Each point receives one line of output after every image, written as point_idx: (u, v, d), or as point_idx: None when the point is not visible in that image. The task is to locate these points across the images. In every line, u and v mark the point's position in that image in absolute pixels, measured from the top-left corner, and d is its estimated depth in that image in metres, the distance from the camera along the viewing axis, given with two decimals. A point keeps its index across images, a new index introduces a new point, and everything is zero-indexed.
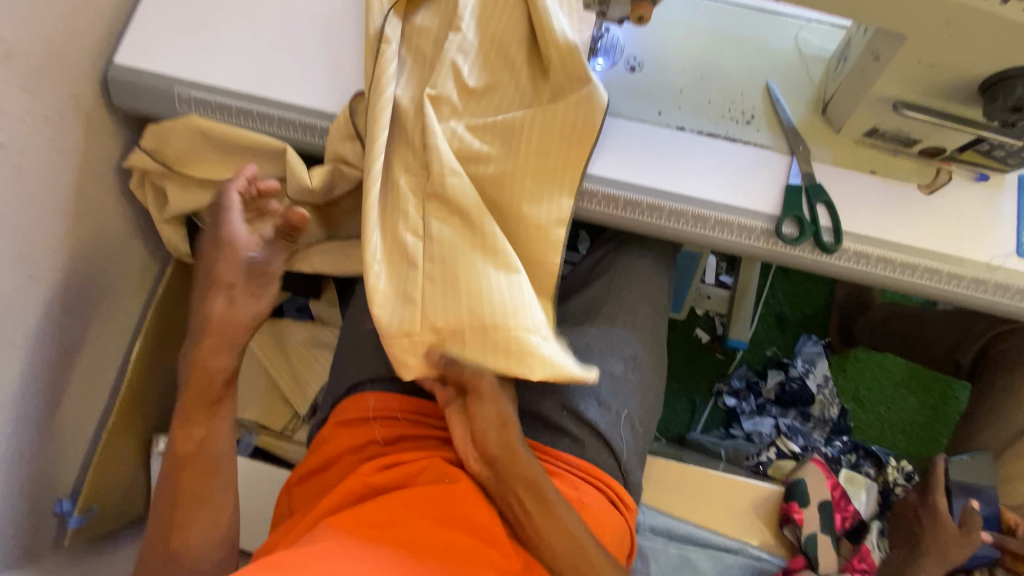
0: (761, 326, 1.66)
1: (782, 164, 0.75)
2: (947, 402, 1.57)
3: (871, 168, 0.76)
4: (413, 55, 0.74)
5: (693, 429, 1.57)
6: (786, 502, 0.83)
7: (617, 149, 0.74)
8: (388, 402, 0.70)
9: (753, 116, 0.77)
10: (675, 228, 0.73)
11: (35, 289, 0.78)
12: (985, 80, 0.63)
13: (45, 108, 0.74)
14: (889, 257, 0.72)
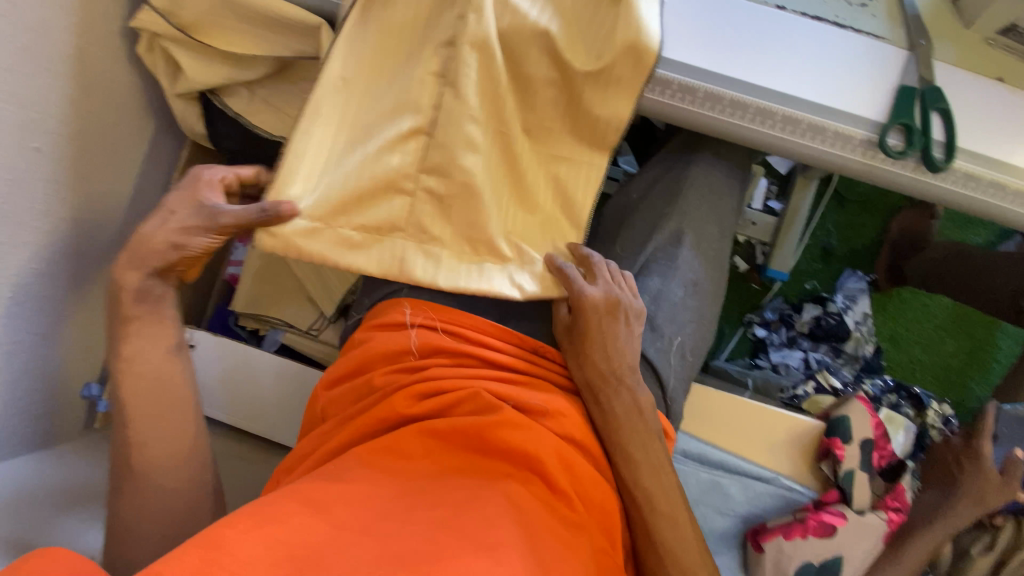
0: (804, 258, 1.56)
1: (897, 60, 0.63)
2: (986, 347, 1.50)
3: (1000, 75, 0.64)
4: None
5: (717, 357, 1.53)
6: (827, 437, 0.81)
7: (701, 29, 0.62)
8: (424, 311, 0.63)
9: (869, 0, 0.65)
10: (760, 131, 0.62)
11: (42, 161, 0.71)
12: None
13: None
14: (1002, 182, 0.62)
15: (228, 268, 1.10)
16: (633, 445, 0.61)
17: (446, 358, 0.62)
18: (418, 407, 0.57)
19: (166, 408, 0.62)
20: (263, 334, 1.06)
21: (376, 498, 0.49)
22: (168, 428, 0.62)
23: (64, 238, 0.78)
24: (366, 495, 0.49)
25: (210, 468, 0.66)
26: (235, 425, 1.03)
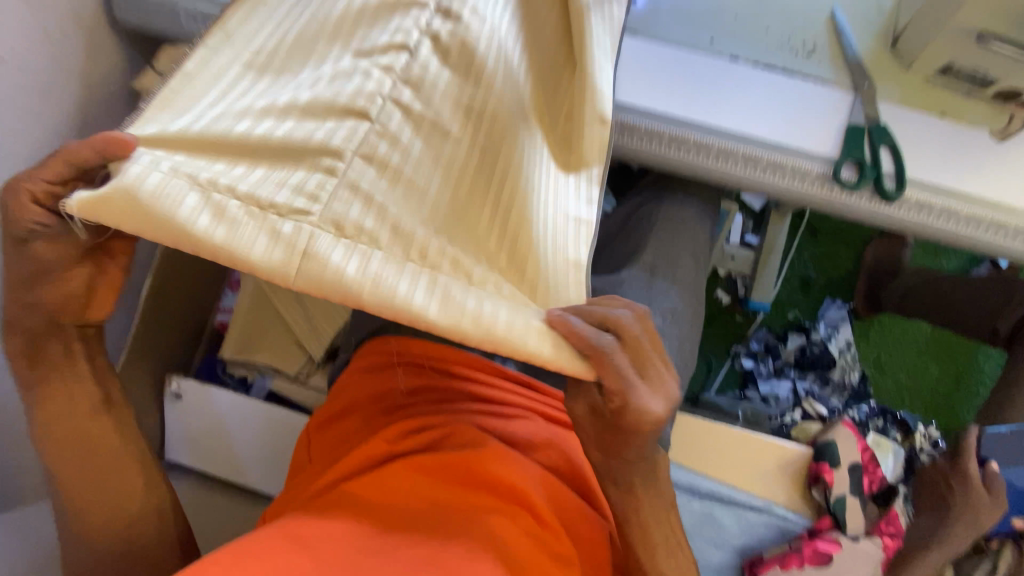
0: (784, 289, 1.61)
1: (844, 102, 0.68)
2: (969, 371, 1.53)
3: (940, 111, 0.69)
4: None
5: (707, 389, 1.54)
6: (815, 461, 0.82)
7: (662, 80, 0.68)
8: (412, 348, 0.65)
9: (815, 48, 0.70)
10: (724, 170, 0.67)
11: None
12: None
13: (44, 17, 0.67)
14: (952, 208, 0.66)
15: (218, 316, 1.10)
16: (637, 495, 0.55)
17: (433, 395, 0.63)
18: (403, 443, 0.57)
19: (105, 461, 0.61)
20: (250, 381, 1.06)
21: (360, 537, 0.48)
22: (113, 484, 0.61)
23: None
24: (351, 531, 0.48)
25: (171, 516, 0.66)
26: (219, 477, 1.02)
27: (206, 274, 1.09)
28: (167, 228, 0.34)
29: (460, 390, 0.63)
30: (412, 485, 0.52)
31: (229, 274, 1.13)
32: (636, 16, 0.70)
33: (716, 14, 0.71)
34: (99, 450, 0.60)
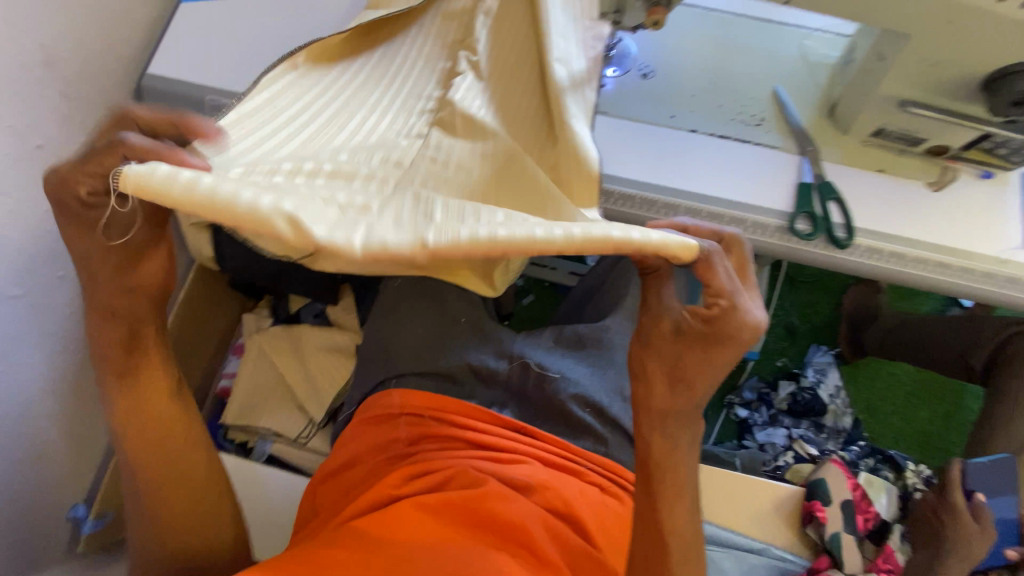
0: (770, 337, 1.66)
1: (793, 163, 0.77)
2: (958, 410, 1.56)
3: (879, 167, 0.78)
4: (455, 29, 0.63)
5: (705, 442, 1.55)
6: (808, 500, 0.84)
7: (631, 150, 0.77)
8: (412, 399, 0.70)
9: (763, 119, 0.80)
10: (691, 225, 0.75)
11: (64, 289, 0.79)
12: (988, 77, 0.64)
13: (79, 111, 0.76)
14: (899, 252, 0.74)
15: (220, 381, 1.13)
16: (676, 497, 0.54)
17: (434, 442, 0.66)
18: (409, 486, 0.60)
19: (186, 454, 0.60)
20: (251, 446, 1.07)
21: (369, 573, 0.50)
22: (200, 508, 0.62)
23: (71, 357, 0.83)
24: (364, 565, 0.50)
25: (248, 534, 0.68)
26: None
27: (212, 341, 1.14)
28: (209, 206, 0.29)
29: (460, 436, 0.66)
30: (419, 525, 0.55)
31: (233, 339, 1.17)
32: (605, 97, 0.80)
33: (674, 92, 0.81)
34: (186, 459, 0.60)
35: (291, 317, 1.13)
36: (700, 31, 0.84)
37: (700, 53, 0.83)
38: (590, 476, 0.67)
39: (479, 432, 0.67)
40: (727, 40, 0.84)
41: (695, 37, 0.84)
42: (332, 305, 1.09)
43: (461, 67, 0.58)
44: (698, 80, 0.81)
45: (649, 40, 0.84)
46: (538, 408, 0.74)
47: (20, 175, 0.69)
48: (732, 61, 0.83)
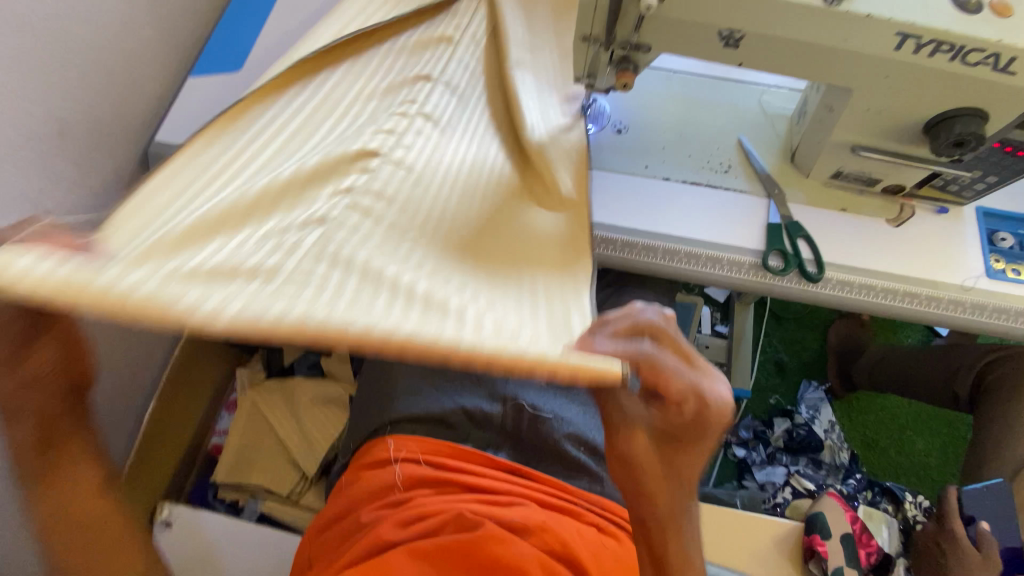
0: (761, 374, 1.68)
1: (760, 206, 0.82)
2: (956, 442, 1.57)
3: (841, 207, 0.84)
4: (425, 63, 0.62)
5: (705, 484, 1.53)
6: (808, 534, 0.84)
7: (610, 198, 0.82)
8: (407, 445, 0.71)
9: (730, 166, 0.86)
10: (670, 265, 0.79)
11: None
12: (928, 121, 0.71)
13: (88, 177, 0.80)
14: (869, 284, 0.78)
15: (212, 438, 1.13)
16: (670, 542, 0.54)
17: (429, 487, 0.67)
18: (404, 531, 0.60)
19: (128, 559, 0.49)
20: (243, 504, 1.06)
21: None
22: None
23: None
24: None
25: None
26: None
27: (205, 398, 1.13)
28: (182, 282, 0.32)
29: (454, 480, 0.67)
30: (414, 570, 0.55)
31: (225, 394, 1.17)
32: None
33: (646, 145, 0.87)
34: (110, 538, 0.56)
35: (284, 369, 1.13)
36: (668, 90, 0.92)
37: (669, 110, 0.90)
38: (586, 516, 0.67)
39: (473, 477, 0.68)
40: (692, 98, 0.91)
41: (664, 96, 0.91)
42: (326, 357, 1.10)
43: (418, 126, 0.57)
44: (667, 133, 0.88)
45: (620, 99, 0.91)
46: (532, 449, 0.75)
47: None
48: (698, 116, 0.90)
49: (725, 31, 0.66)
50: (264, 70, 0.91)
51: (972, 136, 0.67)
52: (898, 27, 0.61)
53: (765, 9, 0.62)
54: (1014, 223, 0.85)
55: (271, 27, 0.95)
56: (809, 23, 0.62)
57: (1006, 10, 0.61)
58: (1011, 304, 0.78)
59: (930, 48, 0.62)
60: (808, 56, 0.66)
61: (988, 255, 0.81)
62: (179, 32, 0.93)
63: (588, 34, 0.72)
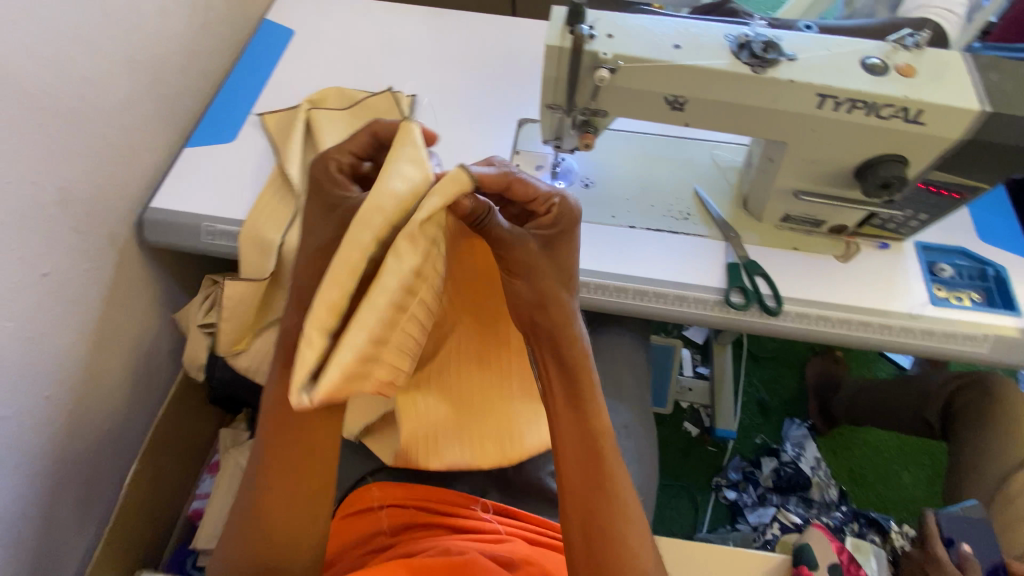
0: (745, 414, 1.70)
1: (719, 248, 0.89)
2: (941, 473, 1.59)
3: (793, 246, 0.91)
4: None
5: (700, 529, 1.51)
6: (796, 566, 0.84)
7: (580, 246, 0.88)
8: (393, 491, 0.74)
9: (689, 213, 0.93)
10: (641, 305, 0.86)
11: (49, 409, 0.81)
12: (857, 167, 0.79)
13: (85, 242, 0.83)
14: (825, 314, 0.85)
15: (193, 502, 1.11)
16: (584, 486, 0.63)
17: (416, 530, 0.71)
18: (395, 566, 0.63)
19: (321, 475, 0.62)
20: None
21: None
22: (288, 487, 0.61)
23: (46, 482, 0.82)
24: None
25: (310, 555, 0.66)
26: None
27: (188, 459, 1.12)
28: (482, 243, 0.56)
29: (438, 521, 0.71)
30: None
31: (207, 457, 1.16)
32: None
33: (610, 198, 0.95)
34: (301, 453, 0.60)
35: None
36: (628, 148, 1.01)
37: (630, 165, 0.99)
38: None
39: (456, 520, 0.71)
40: (651, 155, 1.00)
41: (626, 153, 1.00)
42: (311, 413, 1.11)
43: None
44: (630, 187, 0.96)
45: (586, 157, 1.00)
46: (519, 491, 0.80)
47: (25, 302, 0.75)
48: (657, 171, 0.98)
49: (671, 97, 0.75)
50: (256, 141, 0.98)
51: (895, 178, 0.76)
52: (817, 89, 0.71)
53: (703, 77, 0.72)
54: (952, 255, 0.93)
55: (263, 103, 1.03)
56: (742, 87, 0.72)
57: (909, 72, 0.72)
58: (957, 329, 0.84)
59: (847, 106, 0.72)
60: (745, 115, 0.75)
61: (930, 284, 0.88)
62: (178, 107, 1.00)
63: (552, 103, 0.80)
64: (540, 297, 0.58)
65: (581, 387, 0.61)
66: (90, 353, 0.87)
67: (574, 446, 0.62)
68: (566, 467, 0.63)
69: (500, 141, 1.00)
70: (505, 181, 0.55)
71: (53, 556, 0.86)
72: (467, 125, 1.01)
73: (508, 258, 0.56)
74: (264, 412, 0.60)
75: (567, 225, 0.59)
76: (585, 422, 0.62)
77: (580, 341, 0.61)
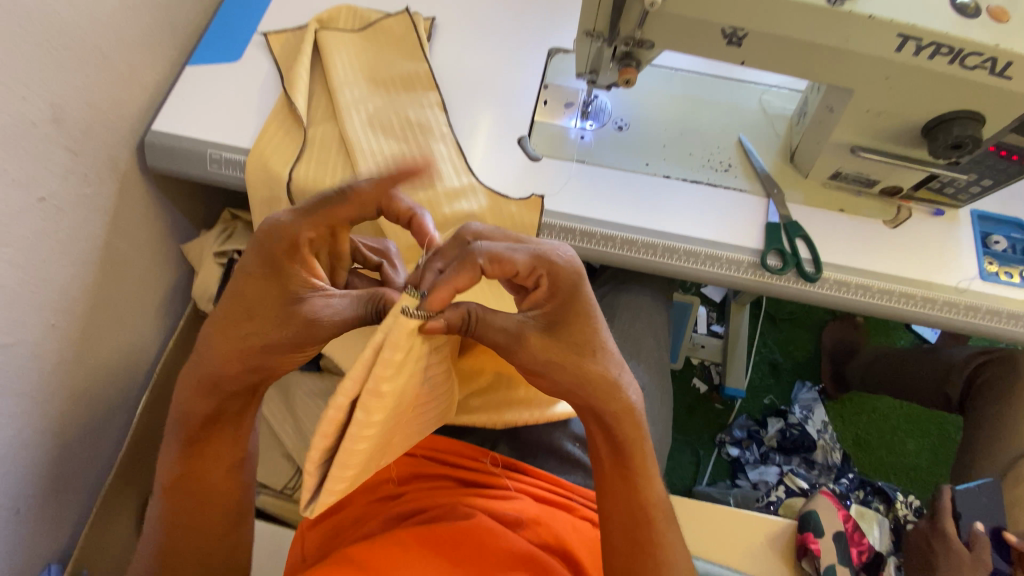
0: (756, 374, 1.67)
1: (759, 204, 0.83)
2: (947, 444, 1.58)
3: (839, 207, 0.84)
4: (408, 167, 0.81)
5: (699, 482, 1.53)
6: (802, 532, 0.85)
7: (608, 196, 0.82)
8: None
9: (730, 165, 0.86)
10: (669, 263, 0.80)
11: (55, 336, 0.79)
12: (926, 124, 0.71)
13: (83, 165, 0.78)
14: (866, 283, 0.79)
15: None
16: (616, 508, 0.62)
17: (423, 481, 0.71)
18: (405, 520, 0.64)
19: (219, 526, 0.67)
20: None
21: None
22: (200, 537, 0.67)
23: (58, 408, 0.81)
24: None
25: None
26: None
27: None
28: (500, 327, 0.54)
29: (444, 473, 0.72)
30: (423, 555, 0.57)
31: None
32: (584, 146, 0.86)
33: (646, 144, 0.87)
34: (211, 503, 0.66)
35: None
36: (668, 89, 0.92)
37: (671, 107, 0.90)
38: (580, 511, 0.71)
39: (461, 474, 0.72)
40: (693, 96, 0.91)
41: (665, 94, 0.91)
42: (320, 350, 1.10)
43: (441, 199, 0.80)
44: (668, 132, 0.88)
45: (622, 96, 0.91)
46: (528, 445, 0.79)
47: (22, 225, 0.71)
48: (698, 116, 0.90)
49: (729, 29, 0.66)
50: (264, 61, 0.90)
51: (969, 139, 0.68)
52: (898, 28, 0.62)
53: (769, 7, 0.63)
54: (1008, 227, 0.85)
55: (271, 18, 0.94)
56: (808, 22, 0.63)
57: (1002, 17, 0.62)
58: (1004, 307, 0.79)
59: (930, 50, 0.63)
60: (810, 56, 0.67)
61: (982, 258, 0.82)
62: (177, 18, 0.91)
63: (591, 30, 0.72)
64: (572, 383, 0.57)
65: (624, 428, 0.59)
66: (95, 281, 0.84)
67: (624, 515, 0.62)
68: (613, 534, 0.63)
69: (529, 73, 0.91)
70: (478, 271, 0.49)
71: (75, 476, 0.88)
72: (492, 53, 0.92)
73: (519, 353, 0.55)
74: (169, 482, 0.65)
75: (565, 294, 0.55)
76: (633, 489, 0.62)
77: (631, 410, 0.59)
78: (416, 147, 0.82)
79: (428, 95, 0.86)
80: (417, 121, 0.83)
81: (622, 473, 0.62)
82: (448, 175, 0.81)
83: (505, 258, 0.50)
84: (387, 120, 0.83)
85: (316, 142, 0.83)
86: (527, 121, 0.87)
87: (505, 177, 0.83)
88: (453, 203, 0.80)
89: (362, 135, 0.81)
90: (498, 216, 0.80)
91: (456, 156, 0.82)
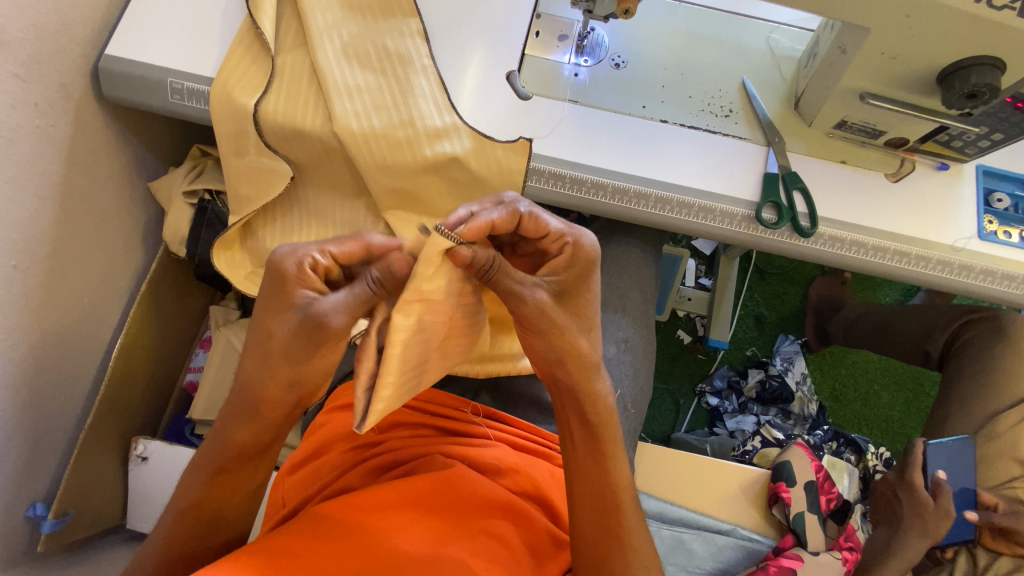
0: (740, 327, 1.68)
1: (760, 153, 0.79)
2: (921, 398, 1.63)
3: (841, 159, 0.80)
4: (385, 104, 0.75)
5: (677, 429, 1.57)
6: (775, 482, 0.89)
7: (602, 141, 0.77)
8: None
9: (732, 110, 0.81)
10: (661, 215, 0.77)
11: (17, 279, 0.75)
12: (943, 70, 0.66)
13: (32, 93, 0.71)
14: (861, 240, 0.77)
15: (187, 375, 1.13)
16: (593, 486, 0.61)
17: (401, 430, 0.71)
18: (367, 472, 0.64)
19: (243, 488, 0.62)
20: None
21: (316, 535, 0.53)
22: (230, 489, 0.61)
23: (28, 353, 0.78)
24: (333, 543, 0.52)
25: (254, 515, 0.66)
26: None
27: (180, 335, 1.11)
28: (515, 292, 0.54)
29: (418, 421, 0.72)
30: (391, 503, 0.57)
31: (199, 332, 1.17)
32: (578, 85, 0.80)
33: (643, 84, 0.81)
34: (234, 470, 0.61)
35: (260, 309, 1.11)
36: (670, 23, 0.85)
37: (672, 44, 0.84)
38: (557, 460, 0.71)
39: (434, 423, 0.72)
40: (696, 32, 0.85)
41: (667, 30, 0.85)
42: None
43: (423, 140, 0.75)
44: (668, 71, 0.82)
45: (620, 30, 0.84)
46: (512, 396, 0.79)
47: None
48: (700, 55, 0.84)
49: None
50: None
51: (986, 88, 0.63)
52: None
53: None
54: (1013, 183, 0.83)
55: None
56: None
57: None
58: (998, 268, 0.77)
59: None
60: None
61: (982, 215, 0.79)
62: None
63: None
64: (565, 354, 0.57)
65: (599, 419, 0.61)
66: (55, 221, 0.79)
67: (587, 497, 0.61)
68: (581, 521, 0.61)
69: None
70: (514, 220, 0.52)
71: (56, 420, 0.86)
72: None
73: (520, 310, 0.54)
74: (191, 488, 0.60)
75: (581, 268, 0.56)
76: (603, 471, 0.62)
77: (605, 396, 0.61)
78: (395, 81, 0.76)
79: (409, 20, 0.78)
80: (396, 51, 0.76)
81: (593, 458, 0.62)
82: (431, 114, 0.75)
83: (541, 220, 0.53)
84: (363, 48, 0.76)
85: (285, 73, 0.75)
86: (518, 55, 0.81)
87: (495, 115, 0.78)
88: (436, 143, 0.75)
89: (335, 66, 0.74)
90: (485, 160, 0.76)
91: (440, 91, 0.76)
